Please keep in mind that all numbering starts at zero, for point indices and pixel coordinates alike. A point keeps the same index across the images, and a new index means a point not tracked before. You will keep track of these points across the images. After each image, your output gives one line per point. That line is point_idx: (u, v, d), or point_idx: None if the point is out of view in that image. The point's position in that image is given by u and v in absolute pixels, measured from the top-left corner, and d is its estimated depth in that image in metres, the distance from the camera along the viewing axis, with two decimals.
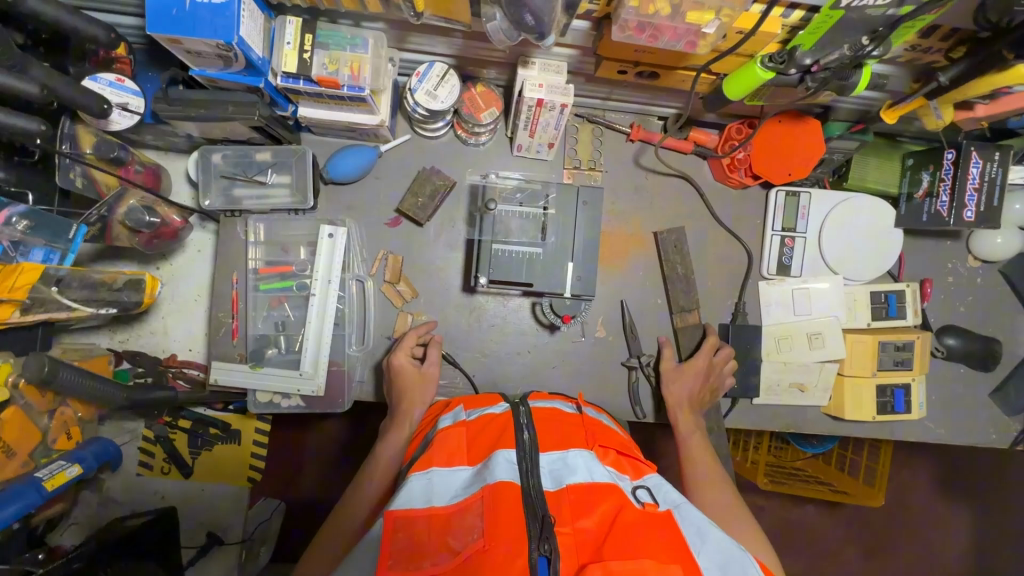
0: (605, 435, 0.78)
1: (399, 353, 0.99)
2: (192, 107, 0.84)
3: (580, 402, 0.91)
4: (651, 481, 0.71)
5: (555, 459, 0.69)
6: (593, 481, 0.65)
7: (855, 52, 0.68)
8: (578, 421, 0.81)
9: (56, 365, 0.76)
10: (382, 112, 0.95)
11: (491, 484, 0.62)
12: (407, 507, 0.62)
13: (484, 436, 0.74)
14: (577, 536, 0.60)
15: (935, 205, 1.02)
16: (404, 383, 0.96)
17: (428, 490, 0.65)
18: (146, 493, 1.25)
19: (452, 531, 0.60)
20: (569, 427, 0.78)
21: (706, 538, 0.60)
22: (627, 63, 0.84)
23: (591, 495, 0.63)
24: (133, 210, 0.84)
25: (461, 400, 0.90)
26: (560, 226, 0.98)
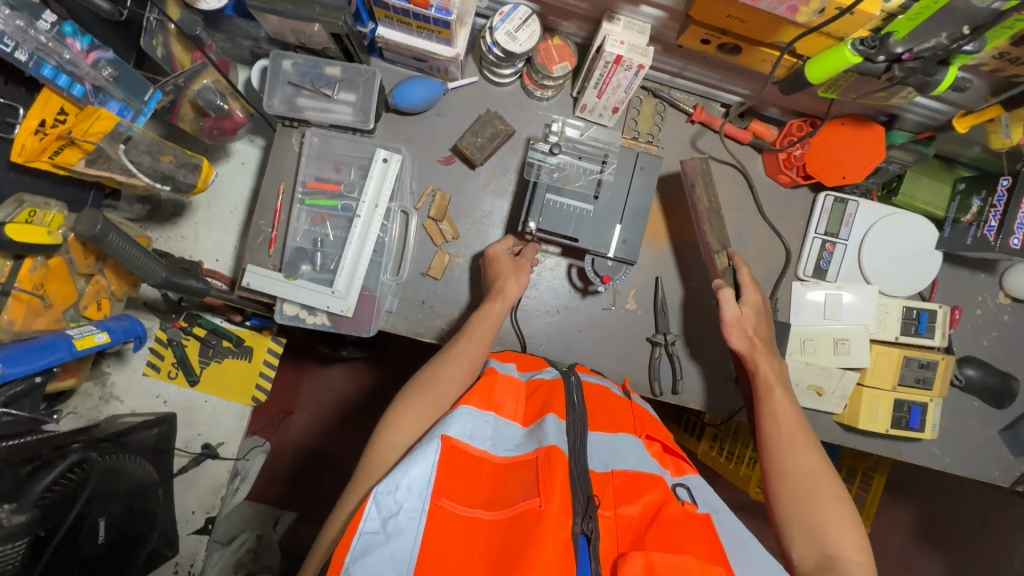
0: (652, 426, 0.83)
1: (500, 245, 1.02)
2: (280, 2, 0.84)
3: (626, 389, 0.96)
4: (691, 481, 0.75)
5: (604, 443, 0.74)
6: (640, 470, 0.70)
7: (950, 41, 0.68)
8: (625, 406, 0.86)
9: (107, 228, 0.75)
10: (459, 46, 0.96)
11: (547, 447, 0.67)
12: (466, 443, 0.67)
13: (537, 398, 0.79)
14: (618, 520, 0.65)
15: (982, 230, 1.02)
16: (502, 268, 0.98)
17: (484, 433, 0.71)
18: (147, 394, 1.24)
19: (506, 483, 0.66)
20: (614, 407, 0.84)
21: (744, 546, 0.64)
22: (714, 30, 0.85)
23: (638, 484, 0.69)
24: (205, 90, 0.87)
25: (514, 358, 0.93)
26: (614, 188, 0.99)
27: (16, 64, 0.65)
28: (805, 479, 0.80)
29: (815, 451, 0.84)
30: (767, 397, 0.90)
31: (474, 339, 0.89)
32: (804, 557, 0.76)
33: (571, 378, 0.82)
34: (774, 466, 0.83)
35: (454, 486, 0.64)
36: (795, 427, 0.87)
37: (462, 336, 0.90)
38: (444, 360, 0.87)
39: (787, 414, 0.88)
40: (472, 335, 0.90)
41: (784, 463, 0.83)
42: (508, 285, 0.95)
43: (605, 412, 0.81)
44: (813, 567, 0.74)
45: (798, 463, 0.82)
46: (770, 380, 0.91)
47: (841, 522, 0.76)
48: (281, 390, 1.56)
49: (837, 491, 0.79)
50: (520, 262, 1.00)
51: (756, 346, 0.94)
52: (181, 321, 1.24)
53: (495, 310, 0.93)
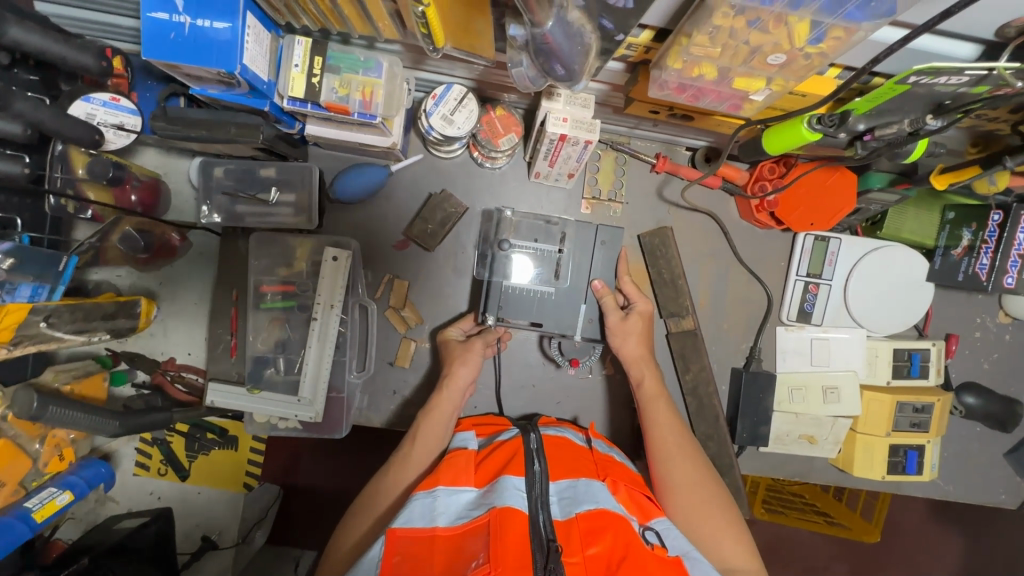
0: (617, 471, 0.80)
1: (454, 327, 1.00)
2: (193, 127, 0.78)
3: (590, 436, 0.94)
4: (659, 524, 0.72)
5: (565, 492, 0.72)
6: (602, 508, 0.67)
7: (915, 128, 0.62)
8: (586, 456, 0.84)
9: (46, 403, 0.73)
10: (394, 135, 0.89)
11: (499, 509, 0.65)
12: (411, 527, 0.65)
13: (492, 465, 0.77)
14: (586, 563, 0.62)
15: (974, 266, 0.96)
16: (455, 353, 0.95)
17: (430, 510, 0.68)
18: (140, 493, 1.25)
19: (455, 552, 0.62)
20: (575, 458, 0.81)
21: None
22: (660, 105, 0.77)
23: (599, 525, 0.65)
24: (128, 237, 0.83)
25: (473, 425, 0.94)
26: (575, 266, 0.94)
27: None
28: (693, 489, 0.78)
29: (701, 465, 0.81)
30: (650, 415, 0.87)
31: (431, 424, 0.86)
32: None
33: (530, 442, 0.81)
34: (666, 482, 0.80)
35: (401, 572, 0.60)
36: (677, 444, 0.83)
37: (418, 429, 0.86)
38: (390, 465, 0.83)
39: (670, 427, 0.85)
40: (430, 421, 0.87)
41: (671, 471, 0.80)
42: (457, 372, 0.92)
43: (565, 465, 0.78)
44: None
45: (681, 473, 0.80)
46: (650, 390, 0.89)
47: (729, 535, 0.74)
48: None
49: (723, 503, 0.77)
50: (480, 350, 0.95)
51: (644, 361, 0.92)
52: None
53: (454, 395, 0.90)
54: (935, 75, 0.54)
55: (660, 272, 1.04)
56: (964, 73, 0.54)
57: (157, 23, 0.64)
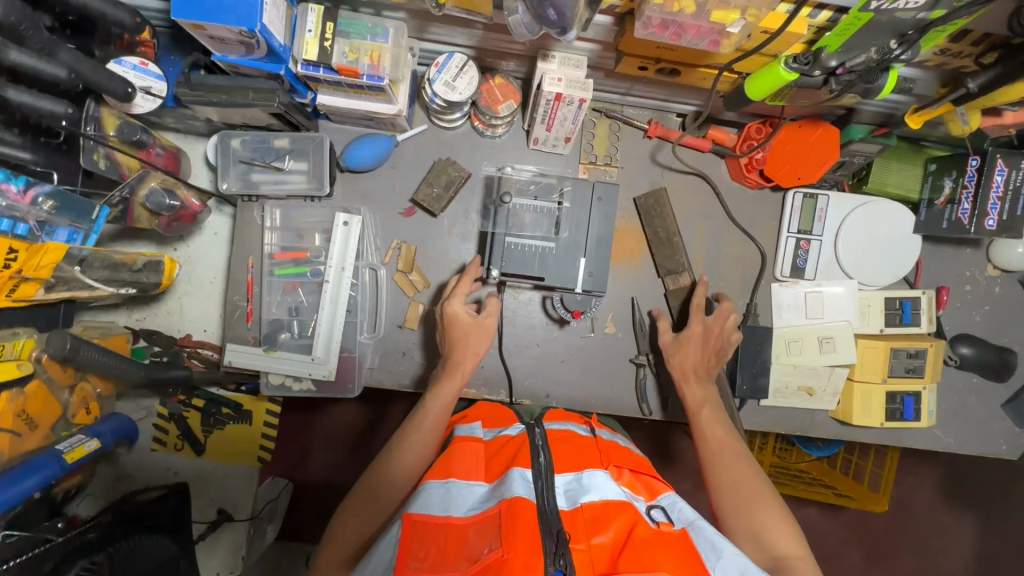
0: (620, 457, 0.80)
1: (456, 298, 0.97)
2: (214, 93, 0.84)
3: (592, 425, 0.91)
4: (665, 501, 0.72)
5: (571, 480, 0.70)
6: (608, 498, 0.66)
7: (882, 56, 0.67)
8: (591, 443, 0.82)
9: (78, 343, 0.80)
10: (400, 102, 0.95)
11: (508, 499, 0.63)
12: (426, 513, 0.64)
13: (500, 456, 0.76)
14: (592, 552, 0.62)
15: (956, 212, 1.00)
16: (464, 332, 0.94)
17: (446, 498, 0.67)
18: (157, 468, 1.28)
19: (466, 543, 0.61)
20: (579, 445, 0.79)
21: (720, 552, 0.63)
22: (648, 59, 0.83)
23: (606, 513, 0.65)
24: (154, 193, 0.87)
25: (477, 414, 0.92)
26: (574, 223, 1.01)
27: None
28: (741, 487, 0.79)
29: (748, 462, 0.84)
30: (699, 421, 0.92)
31: (433, 413, 0.85)
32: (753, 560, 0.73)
33: (535, 430, 0.79)
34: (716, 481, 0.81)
35: (419, 557, 0.60)
36: (726, 444, 0.87)
37: (411, 425, 0.84)
38: (396, 452, 0.81)
39: (719, 432, 0.89)
40: (436, 412, 0.85)
41: (722, 474, 0.82)
42: (467, 356, 0.92)
43: (570, 451, 0.77)
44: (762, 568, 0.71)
45: (734, 475, 0.81)
46: (698, 402, 0.94)
47: (778, 522, 0.74)
48: (297, 433, 1.57)
49: (772, 497, 0.79)
50: (485, 322, 0.96)
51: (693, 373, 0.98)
52: (179, 396, 1.26)
53: (452, 388, 0.88)
54: None
55: (657, 232, 1.09)
56: None
57: None
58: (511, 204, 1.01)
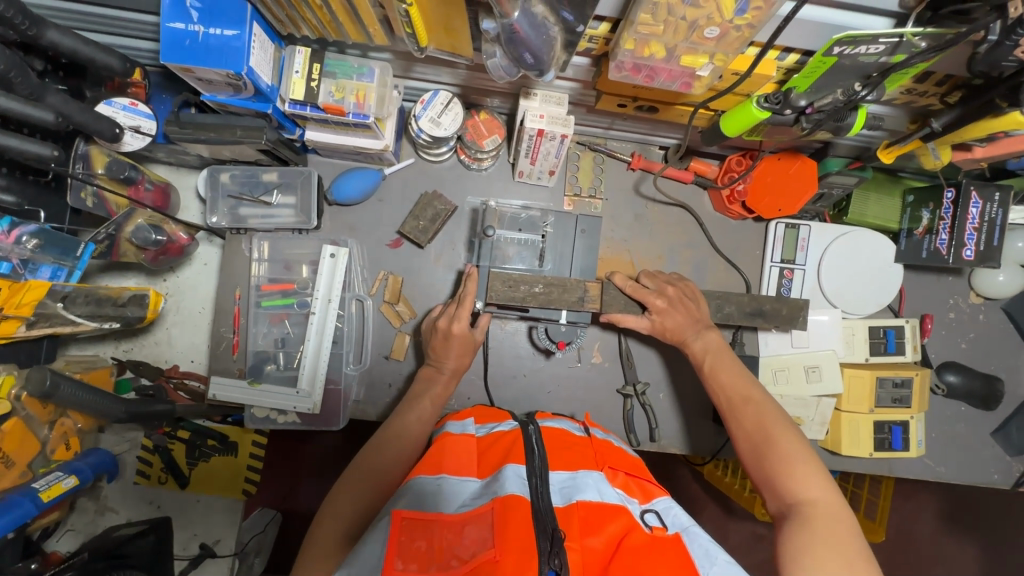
0: (616, 459, 0.78)
1: (457, 318, 0.96)
2: (202, 130, 0.86)
3: (587, 425, 0.89)
4: (660, 505, 0.69)
5: (566, 479, 0.69)
6: (605, 500, 0.66)
7: (848, 97, 0.70)
8: (587, 445, 0.80)
9: (57, 379, 0.79)
10: (386, 138, 0.97)
11: (502, 497, 0.63)
12: (416, 510, 0.63)
13: (492, 452, 0.74)
14: (584, 553, 0.60)
15: (935, 242, 1.01)
16: (445, 350, 0.95)
17: (437, 496, 0.66)
18: (141, 502, 1.26)
19: (459, 540, 0.61)
20: (574, 444, 0.78)
21: (714, 560, 0.60)
22: (626, 97, 0.85)
23: (600, 515, 0.64)
24: (140, 229, 0.88)
25: (472, 412, 0.90)
26: (557, 257, 1.03)
27: None
28: (762, 430, 0.77)
29: (758, 400, 0.82)
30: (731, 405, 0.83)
31: (413, 423, 0.85)
32: (774, 508, 0.71)
33: (529, 427, 0.79)
34: (738, 429, 0.80)
35: (408, 554, 0.59)
36: (750, 409, 0.81)
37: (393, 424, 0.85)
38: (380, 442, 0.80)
39: (729, 372, 0.88)
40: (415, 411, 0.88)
41: (744, 419, 0.80)
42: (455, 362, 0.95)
43: (564, 451, 0.75)
44: (779, 517, 0.69)
45: (751, 418, 0.80)
46: (700, 355, 0.92)
47: (800, 463, 0.71)
48: (287, 464, 1.55)
49: (797, 440, 0.75)
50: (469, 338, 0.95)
51: (683, 334, 0.95)
52: (164, 428, 1.23)
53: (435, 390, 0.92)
54: (854, 45, 0.61)
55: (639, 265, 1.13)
56: (880, 41, 0.61)
57: (174, 31, 0.73)
58: (495, 237, 1.04)
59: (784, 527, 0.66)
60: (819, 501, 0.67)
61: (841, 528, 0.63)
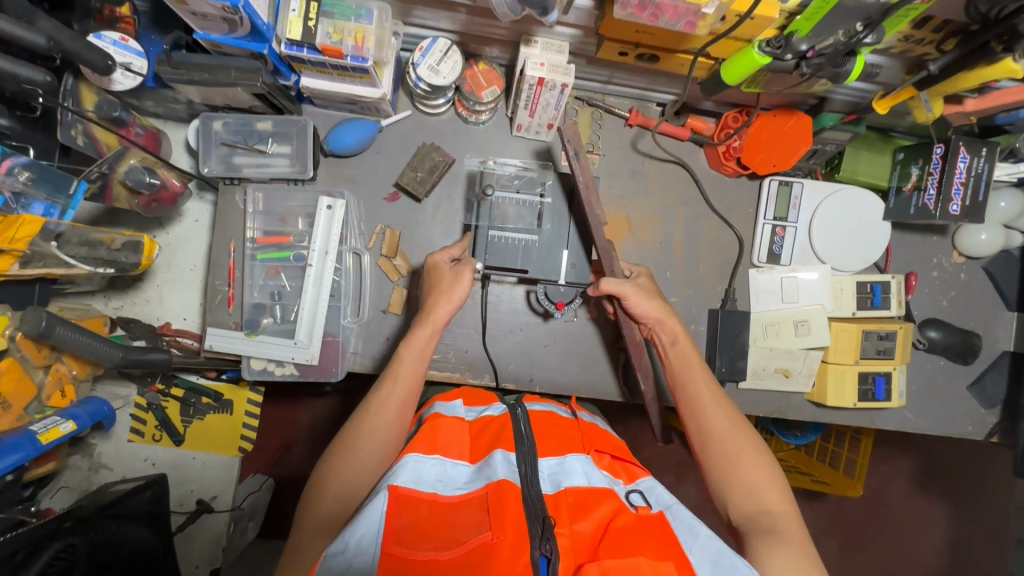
0: (601, 440, 0.80)
1: (442, 253, 0.97)
2: (196, 71, 0.84)
3: (573, 408, 0.91)
4: (645, 484, 0.72)
5: (554, 464, 0.71)
6: (592, 484, 0.68)
7: (849, 39, 0.70)
8: (573, 426, 0.83)
9: (53, 321, 0.78)
10: (384, 86, 0.96)
11: (495, 482, 0.65)
12: (413, 488, 0.64)
13: (483, 438, 0.76)
14: (574, 538, 0.62)
15: (923, 199, 1.04)
16: (442, 282, 0.91)
17: (432, 479, 0.67)
18: (134, 459, 1.25)
19: (453, 523, 0.62)
20: (561, 426, 0.80)
21: (697, 535, 0.63)
22: (628, 44, 0.85)
23: (589, 499, 0.66)
24: (132, 170, 0.86)
25: (462, 393, 0.91)
26: (555, 216, 1.04)
27: None
28: (725, 441, 0.79)
29: (726, 409, 0.82)
30: (697, 409, 0.83)
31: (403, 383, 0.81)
32: (732, 516, 0.75)
33: (517, 411, 0.80)
34: (699, 434, 0.81)
35: (405, 529, 0.61)
36: (718, 414, 0.81)
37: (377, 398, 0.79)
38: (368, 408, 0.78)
39: (693, 377, 0.86)
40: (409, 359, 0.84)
41: (709, 423, 0.81)
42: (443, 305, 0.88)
43: (553, 436, 0.77)
44: (739, 526, 0.73)
45: (715, 424, 0.80)
46: (672, 333, 0.90)
47: (763, 474, 0.75)
48: (282, 426, 1.56)
49: (756, 447, 0.78)
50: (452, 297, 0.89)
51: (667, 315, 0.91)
52: (158, 384, 1.24)
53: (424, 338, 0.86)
54: None
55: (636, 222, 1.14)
56: None
57: None
58: (494, 197, 1.04)
59: (752, 539, 0.69)
60: (785, 510, 0.72)
61: (803, 538, 0.69)
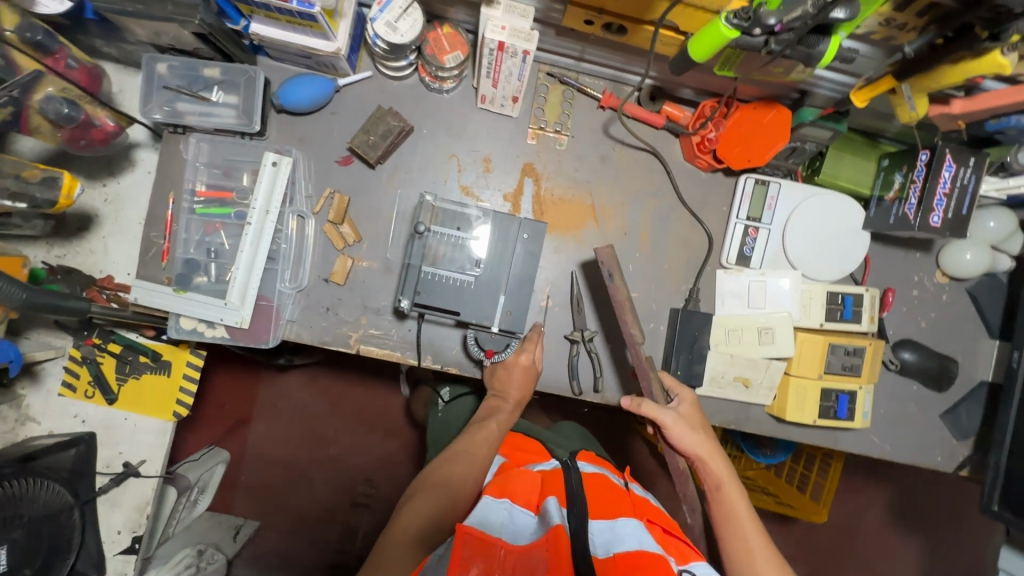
0: (650, 511, 0.76)
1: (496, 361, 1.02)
2: (129, 2, 0.79)
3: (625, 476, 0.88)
4: (698, 568, 0.66)
5: (605, 528, 0.67)
6: (643, 548, 0.63)
7: (818, 10, 0.62)
8: (624, 492, 0.79)
9: None
10: (339, 40, 0.91)
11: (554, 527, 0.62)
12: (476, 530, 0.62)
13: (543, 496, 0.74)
14: None
15: (903, 208, 0.97)
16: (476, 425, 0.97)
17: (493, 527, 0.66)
18: (62, 415, 1.19)
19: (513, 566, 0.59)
20: (614, 491, 0.76)
21: None
22: (592, 11, 0.79)
23: (639, 562, 0.61)
24: (49, 99, 0.85)
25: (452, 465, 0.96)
26: (494, 261, 1.00)
27: None
28: None
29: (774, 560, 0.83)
30: (748, 563, 0.83)
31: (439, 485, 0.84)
32: None
33: (571, 466, 0.78)
34: None
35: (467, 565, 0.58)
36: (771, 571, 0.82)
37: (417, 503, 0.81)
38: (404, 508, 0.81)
39: (740, 522, 0.86)
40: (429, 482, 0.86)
41: None
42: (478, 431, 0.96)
43: (606, 497, 0.74)
44: None
45: None
46: (717, 477, 0.90)
47: None
48: (239, 400, 1.68)
49: None
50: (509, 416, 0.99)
51: (707, 452, 0.90)
52: (94, 338, 1.20)
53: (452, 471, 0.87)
54: None
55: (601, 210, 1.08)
56: None
57: None
58: (427, 235, 0.99)
59: None
60: None
61: None
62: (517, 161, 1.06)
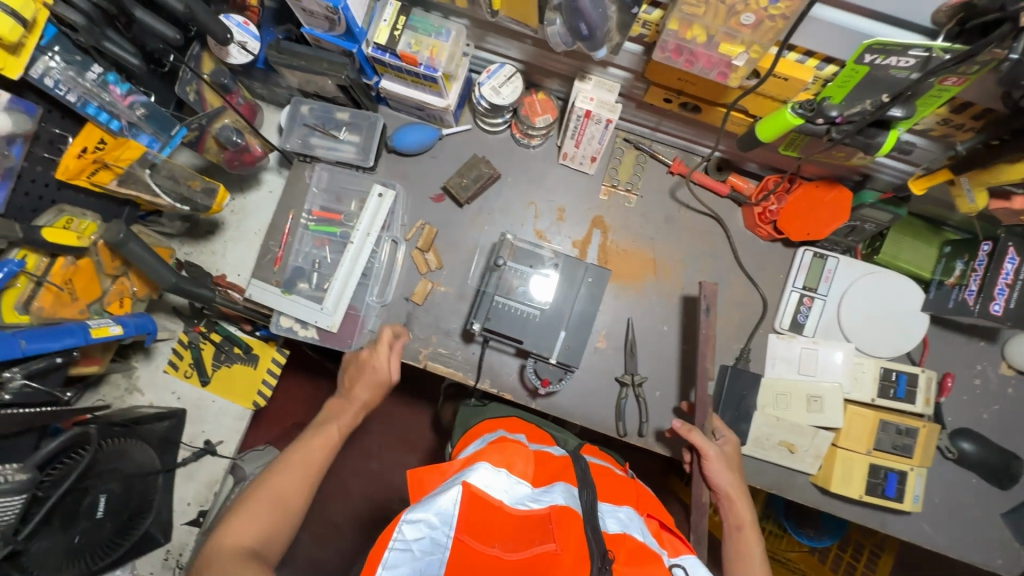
0: (650, 506, 0.81)
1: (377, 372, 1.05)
2: (295, 58, 0.99)
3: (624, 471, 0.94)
4: (688, 560, 0.69)
5: (611, 511, 0.71)
6: (645, 540, 0.67)
7: (876, 108, 0.72)
8: (626, 483, 0.83)
9: (128, 236, 0.98)
10: (450, 98, 1.07)
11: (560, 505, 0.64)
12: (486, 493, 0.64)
13: (549, 466, 0.76)
14: None
15: (963, 293, 1.00)
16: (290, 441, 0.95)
17: (503, 484, 0.67)
18: (164, 390, 1.37)
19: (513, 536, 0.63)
20: (620, 484, 0.81)
21: None
22: (672, 91, 0.92)
23: (643, 552, 0.64)
24: (224, 128, 1.09)
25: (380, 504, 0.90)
26: (561, 294, 1.10)
27: (67, 103, 0.87)
28: None
29: None
30: None
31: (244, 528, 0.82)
32: None
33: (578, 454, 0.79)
34: None
35: (473, 525, 0.62)
36: None
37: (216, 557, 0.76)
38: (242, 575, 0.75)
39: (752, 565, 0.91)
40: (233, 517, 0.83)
41: None
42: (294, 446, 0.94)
43: (611, 486, 0.78)
44: None
45: None
46: (741, 520, 0.94)
47: None
48: (300, 404, 1.82)
49: None
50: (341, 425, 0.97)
51: (737, 493, 0.94)
52: (201, 326, 1.37)
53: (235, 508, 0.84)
54: (886, 54, 0.66)
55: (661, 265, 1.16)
56: (910, 55, 0.66)
57: None
58: (504, 267, 1.11)
59: None
60: None
61: None
62: (588, 213, 1.18)
